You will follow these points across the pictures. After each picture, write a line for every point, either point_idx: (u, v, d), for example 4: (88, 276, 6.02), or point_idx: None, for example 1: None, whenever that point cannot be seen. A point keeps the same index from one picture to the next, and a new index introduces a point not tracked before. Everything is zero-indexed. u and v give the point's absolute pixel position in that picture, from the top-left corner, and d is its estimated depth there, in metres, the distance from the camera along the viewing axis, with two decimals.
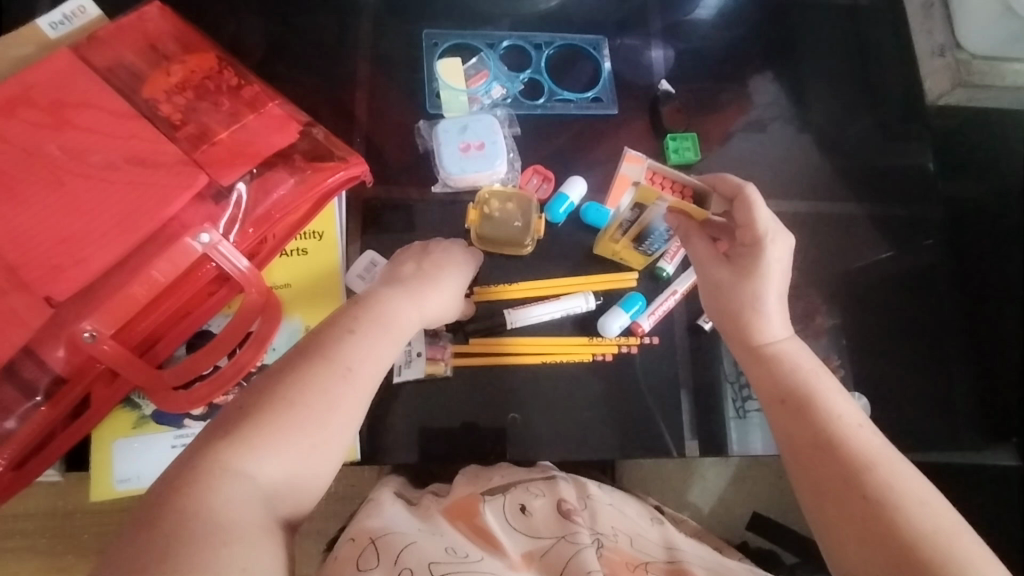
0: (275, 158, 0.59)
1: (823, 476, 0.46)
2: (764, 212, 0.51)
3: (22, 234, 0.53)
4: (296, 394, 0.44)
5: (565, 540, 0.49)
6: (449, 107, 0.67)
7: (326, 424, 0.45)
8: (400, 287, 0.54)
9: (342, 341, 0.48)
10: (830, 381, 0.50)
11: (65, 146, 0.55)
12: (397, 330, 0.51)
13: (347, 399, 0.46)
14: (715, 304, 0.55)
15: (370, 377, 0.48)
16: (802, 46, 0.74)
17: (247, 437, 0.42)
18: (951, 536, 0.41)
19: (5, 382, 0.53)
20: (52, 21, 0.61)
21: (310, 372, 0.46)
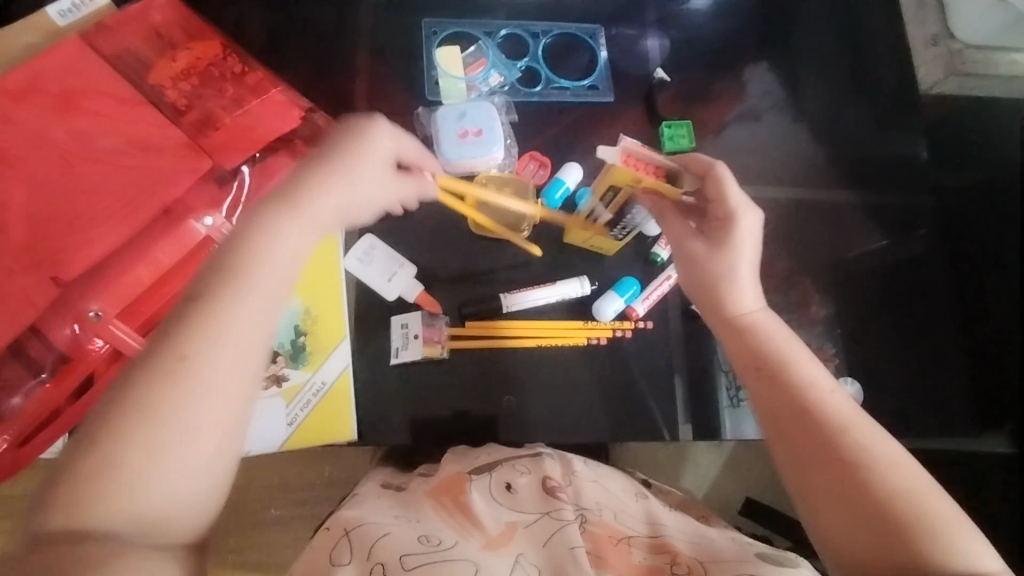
0: (276, 143, 0.61)
1: (800, 441, 0.48)
2: (735, 188, 0.54)
3: (31, 217, 0.55)
4: (129, 410, 0.38)
5: (549, 516, 0.51)
6: (447, 95, 0.69)
7: (189, 422, 0.39)
8: (256, 228, 0.44)
9: (182, 322, 0.40)
10: (798, 345, 0.53)
11: (73, 131, 0.57)
12: (244, 280, 0.42)
13: (188, 394, 0.39)
14: (688, 278, 0.57)
15: (212, 360, 0.40)
16: (797, 35, 0.74)
17: (87, 489, 0.37)
18: (921, 497, 0.45)
19: (12, 360, 0.55)
20: (61, 9, 0.63)
21: (139, 381, 0.39)
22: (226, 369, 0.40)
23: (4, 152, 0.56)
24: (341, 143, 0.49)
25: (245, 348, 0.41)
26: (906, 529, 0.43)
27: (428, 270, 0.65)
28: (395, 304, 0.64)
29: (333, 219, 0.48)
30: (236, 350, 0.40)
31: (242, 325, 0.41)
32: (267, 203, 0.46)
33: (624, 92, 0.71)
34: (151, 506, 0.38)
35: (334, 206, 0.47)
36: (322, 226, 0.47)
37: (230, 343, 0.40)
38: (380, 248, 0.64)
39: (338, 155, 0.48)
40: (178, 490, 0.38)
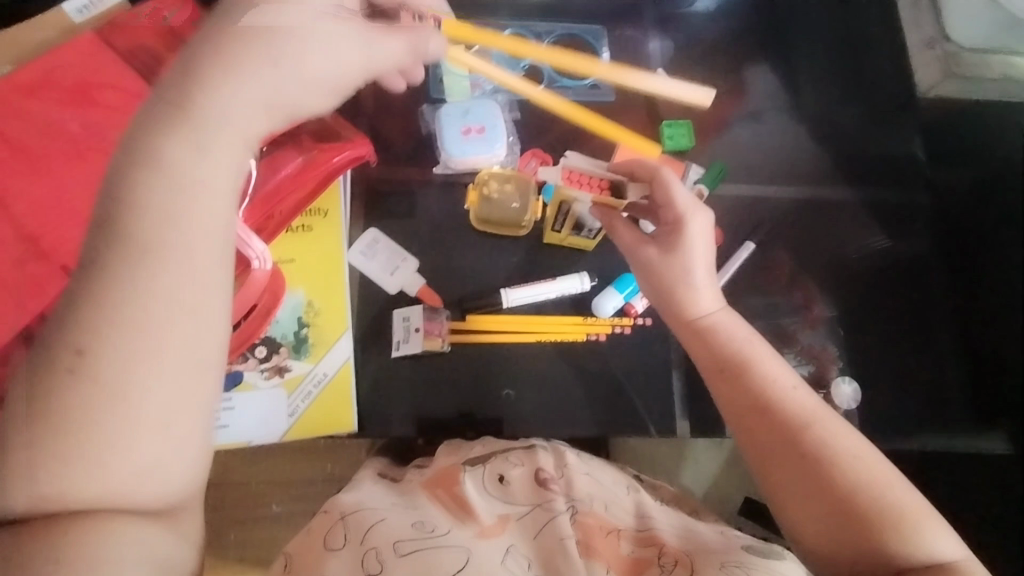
0: (284, 138, 0.63)
1: (765, 439, 0.53)
2: (681, 191, 0.57)
3: (43, 207, 0.56)
4: (46, 409, 0.37)
5: (540, 508, 0.53)
6: (451, 92, 0.69)
7: (131, 386, 0.38)
8: (162, 180, 0.41)
9: (109, 288, 0.39)
10: (762, 344, 0.57)
11: (86, 123, 0.59)
12: (148, 247, 0.40)
13: (105, 384, 0.38)
14: (648, 284, 0.60)
15: (120, 344, 0.38)
16: (797, 37, 0.75)
17: (34, 484, 0.37)
18: (884, 484, 0.49)
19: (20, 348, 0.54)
20: (76, 6, 0.64)
21: (44, 386, 0.37)
22: (145, 341, 0.39)
23: (18, 143, 0.57)
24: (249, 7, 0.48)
25: (174, 309, 0.40)
26: (870, 514, 0.48)
27: (431, 265, 0.66)
28: (397, 298, 0.65)
29: (258, 106, 0.46)
30: (160, 322, 0.39)
31: (166, 293, 0.40)
32: (160, 110, 0.43)
33: (626, 91, 0.72)
34: (101, 490, 0.38)
35: (269, 75, 0.46)
36: (253, 104, 0.45)
37: (146, 326, 0.39)
38: (383, 242, 0.66)
39: (239, 25, 0.46)
40: (135, 468, 0.38)
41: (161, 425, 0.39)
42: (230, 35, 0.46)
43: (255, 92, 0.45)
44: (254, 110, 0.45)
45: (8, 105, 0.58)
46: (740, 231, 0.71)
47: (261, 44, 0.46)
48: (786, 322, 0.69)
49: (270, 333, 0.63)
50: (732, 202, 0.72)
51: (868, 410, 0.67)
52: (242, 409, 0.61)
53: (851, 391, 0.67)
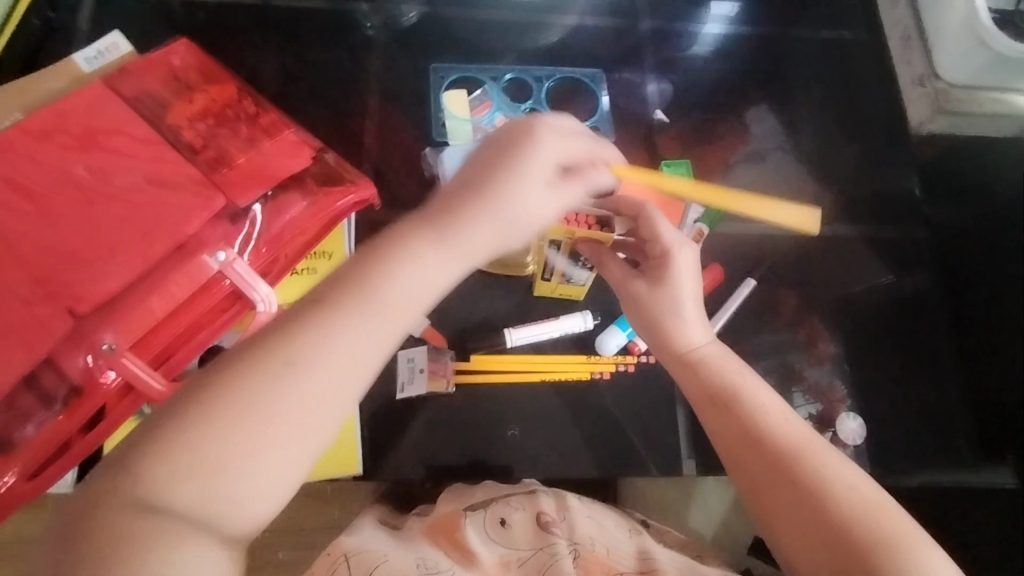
0: (288, 182, 0.63)
1: (756, 473, 0.53)
2: (665, 226, 0.58)
3: (50, 251, 0.56)
4: (221, 403, 0.40)
5: (543, 550, 0.54)
6: (453, 135, 0.70)
7: (287, 420, 0.41)
8: (401, 251, 0.45)
9: (319, 317, 0.43)
10: (751, 378, 0.57)
11: (92, 168, 0.59)
12: (372, 302, 0.44)
13: (291, 400, 0.41)
14: (637, 317, 0.60)
15: (314, 381, 0.42)
16: (792, 80, 0.77)
17: (176, 461, 0.39)
18: (879, 514, 0.49)
19: (25, 391, 0.55)
20: (86, 56, 0.66)
21: (247, 377, 0.41)
22: (328, 385, 0.42)
23: (27, 188, 0.58)
24: (528, 145, 0.47)
25: (346, 377, 0.42)
26: (866, 545, 0.48)
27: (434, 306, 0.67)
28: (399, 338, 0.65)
29: (495, 245, 0.47)
30: (343, 380, 0.42)
31: (351, 354, 0.43)
32: (425, 220, 0.46)
33: (625, 134, 0.73)
34: (209, 499, 0.40)
35: (523, 220, 0.46)
36: (482, 241, 0.46)
37: (323, 375, 0.42)
38: None
39: (501, 172, 0.46)
40: (253, 494, 0.40)
41: (288, 468, 0.41)
42: (488, 181, 0.46)
43: (500, 222, 0.46)
44: (483, 249, 0.46)
45: (17, 151, 0.58)
46: (741, 269, 0.71)
47: (524, 198, 0.46)
48: (791, 360, 0.69)
49: None
50: (734, 239, 0.72)
51: (876, 445, 0.67)
52: None
53: (856, 425, 0.67)
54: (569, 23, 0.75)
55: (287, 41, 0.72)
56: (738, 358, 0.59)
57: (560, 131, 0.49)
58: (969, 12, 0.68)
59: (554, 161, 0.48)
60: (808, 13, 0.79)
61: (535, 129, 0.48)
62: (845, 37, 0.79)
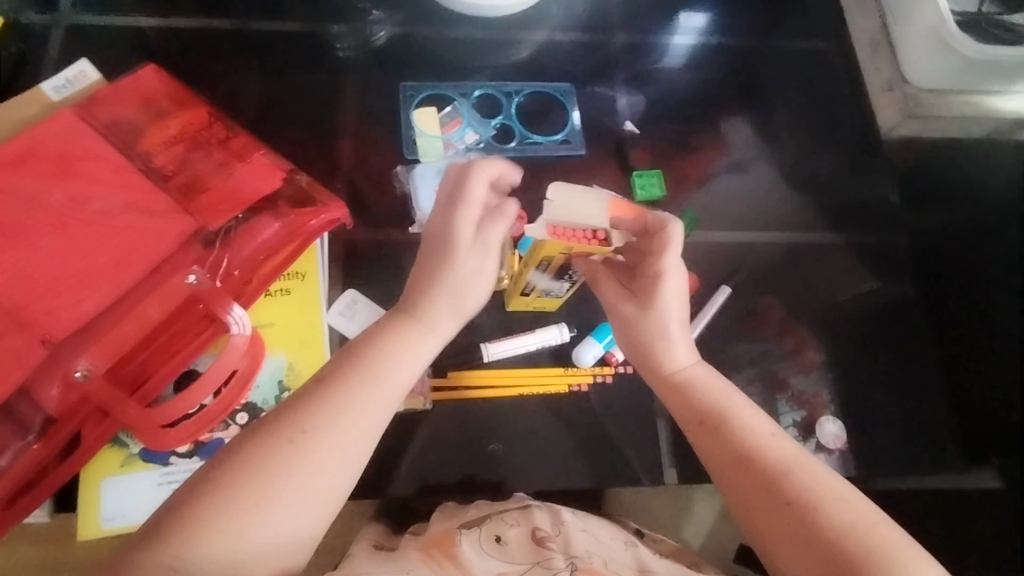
0: (260, 205, 0.64)
1: (747, 490, 0.52)
2: (668, 253, 0.56)
3: (18, 280, 0.56)
4: (254, 465, 0.45)
5: (539, 565, 0.51)
6: (425, 153, 0.70)
7: (309, 483, 0.46)
8: (383, 339, 0.52)
9: (324, 393, 0.49)
10: (740, 398, 0.57)
11: (64, 199, 0.59)
12: (374, 370, 0.50)
13: (307, 466, 0.46)
14: (625, 338, 0.60)
15: (325, 441, 0.47)
16: (765, 91, 0.78)
17: (205, 549, 0.43)
18: (870, 528, 0.49)
19: (0, 422, 0.55)
20: (55, 85, 0.66)
21: (263, 450, 0.46)
22: (336, 458, 0.47)
23: None
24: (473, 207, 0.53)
25: (356, 435, 0.48)
26: (859, 557, 0.47)
27: None
28: None
29: (454, 311, 0.54)
30: (349, 437, 0.48)
31: (362, 414, 0.49)
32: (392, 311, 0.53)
33: (599, 147, 0.73)
34: (246, 562, 0.43)
35: (471, 284, 0.53)
36: (450, 302, 0.53)
37: (337, 441, 0.47)
38: (363, 301, 0.65)
39: (455, 242, 0.53)
40: (281, 560, 0.45)
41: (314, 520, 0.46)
42: (448, 249, 0.53)
43: (450, 295, 0.53)
44: (450, 313, 0.53)
45: None
46: (718, 276, 0.71)
47: (480, 258, 0.53)
48: (776, 368, 0.69)
49: (251, 399, 0.62)
50: (712, 247, 0.72)
51: (860, 450, 0.67)
52: None
53: (836, 429, 0.67)
54: (539, 39, 0.76)
55: (257, 65, 0.72)
56: (725, 377, 0.59)
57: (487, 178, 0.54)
58: (936, 19, 0.69)
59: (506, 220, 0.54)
60: (777, 21, 0.80)
61: (475, 196, 0.53)
62: (818, 47, 0.79)
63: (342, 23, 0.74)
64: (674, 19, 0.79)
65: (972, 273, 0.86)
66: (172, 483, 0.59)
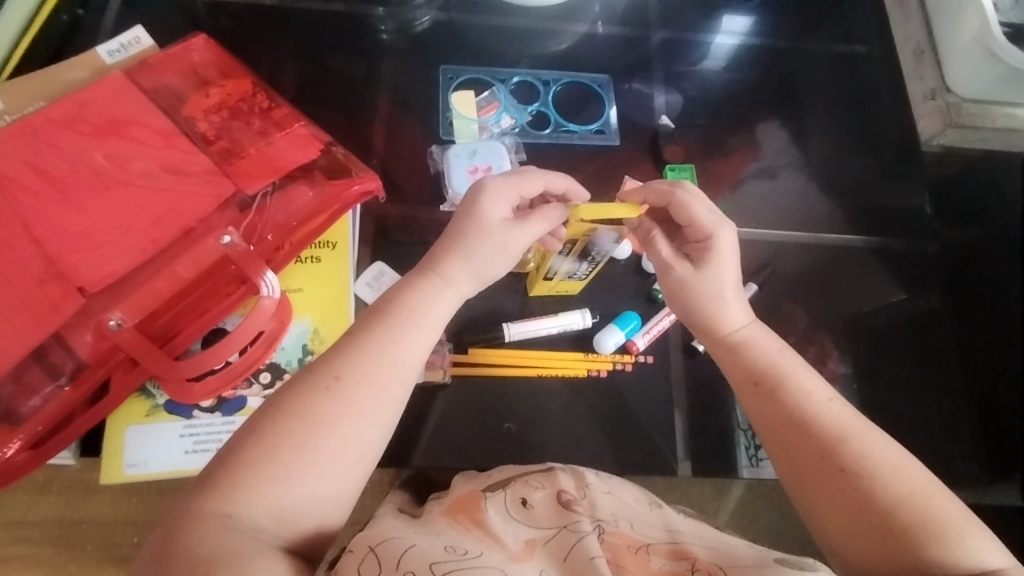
0: (296, 172, 0.65)
1: (800, 456, 0.51)
2: (701, 207, 0.57)
3: (63, 229, 0.59)
4: (297, 411, 0.48)
5: (567, 529, 0.50)
6: (460, 135, 0.72)
7: (344, 429, 0.48)
8: (415, 299, 0.54)
9: (350, 350, 0.51)
10: (797, 361, 0.56)
11: (110, 155, 0.62)
12: (404, 323, 0.53)
13: (341, 410, 0.49)
14: (681, 305, 0.59)
15: (359, 388, 0.50)
16: (802, 96, 0.77)
17: (248, 483, 0.46)
18: (925, 499, 0.48)
19: (34, 365, 0.57)
20: (110, 49, 0.69)
21: (303, 397, 0.49)
22: (369, 399, 0.50)
23: (47, 171, 0.60)
24: (499, 194, 0.56)
25: (390, 384, 0.51)
26: (913, 527, 0.47)
27: None
28: None
29: (470, 284, 0.56)
30: (383, 384, 0.50)
31: (394, 366, 0.51)
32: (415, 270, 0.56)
33: (632, 140, 0.74)
34: (289, 504, 0.46)
35: (488, 261, 0.55)
36: (471, 275, 0.56)
37: (368, 388, 0.50)
38: (389, 275, 0.67)
39: (479, 224, 0.55)
40: (319, 502, 0.47)
41: (352, 463, 0.48)
42: (471, 229, 0.55)
43: (467, 269, 0.55)
44: (467, 283, 0.56)
45: (40, 138, 0.61)
46: (745, 274, 0.71)
47: (496, 247, 0.55)
48: None
49: (275, 359, 0.63)
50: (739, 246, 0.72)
51: None
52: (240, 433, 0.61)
53: None
54: (580, 31, 0.77)
55: (303, 43, 0.74)
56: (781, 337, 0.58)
57: (507, 177, 0.56)
58: (980, 27, 0.69)
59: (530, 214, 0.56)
60: (817, 28, 0.80)
61: (501, 189, 0.56)
62: (859, 51, 0.79)
63: (386, 6, 0.76)
64: (715, 19, 0.79)
65: None
66: (194, 437, 0.61)
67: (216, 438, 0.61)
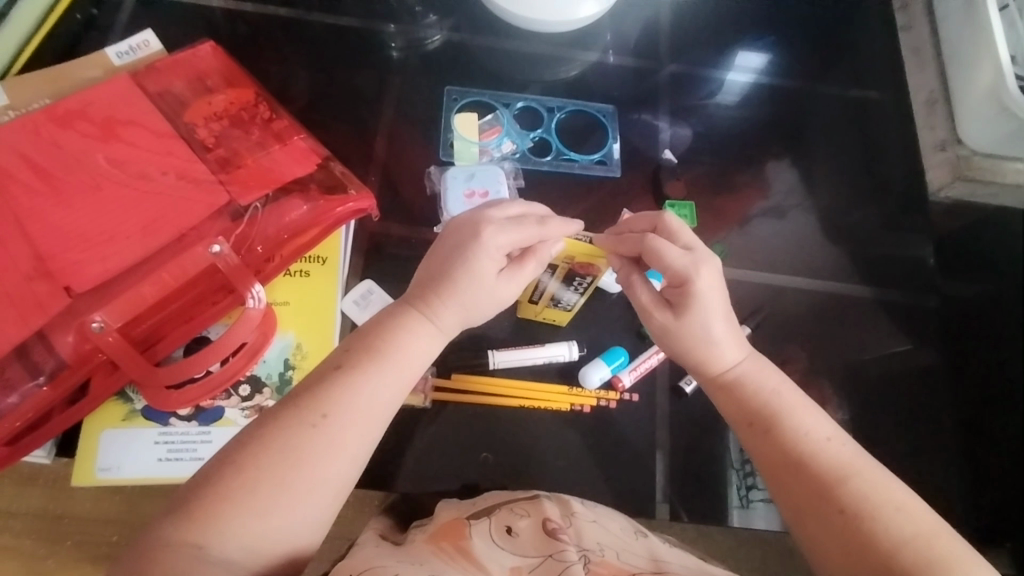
0: (291, 185, 0.65)
1: (799, 498, 0.50)
2: (672, 254, 0.54)
3: (55, 229, 0.59)
4: (280, 446, 0.47)
5: (552, 559, 0.48)
6: (460, 156, 0.71)
7: (324, 467, 0.47)
8: (399, 341, 0.53)
9: (334, 386, 0.50)
10: (795, 395, 0.54)
11: (110, 157, 0.62)
12: (392, 361, 0.52)
13: (326, 448, 0.48)
14: (667, 347, 0.57)
15: (347, 425, 0.49)
16: (812, 138, 0.76)
17: (222, 514, 0.45)
18: (928, 540, 0.46)
19: (15, 362, 0.57)
20: (118, 51, 0.69)
21: (282, 429, 0.48)
22: (352, 437, 0.49)
23: (46, 168, 0.61)
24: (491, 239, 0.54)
25: (374, 418, 0.50)
26: (917, 568, 0.44)
27: None
28: None
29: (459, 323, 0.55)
30: (366, 421, 0.50)
31: (376, 404, 0.50)
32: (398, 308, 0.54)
33: (634, 172, 0.73)
34: (267, 541, 0.45)
35: (482, 303, 0.55)
36: (459, 316, 0.55)
37: (350, 426, 0.49)
38: (377, 294, 0.66)
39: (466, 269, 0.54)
40: (297, 537, 0.46)
41: (331, 499, 0.48)
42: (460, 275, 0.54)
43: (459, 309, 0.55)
44: (456, 323, 0.55)
45: (41, 135, 0.62)
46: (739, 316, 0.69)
47: (489, 290, 0.55)
48: None
49: (256, 372, 0.63)
50: (736, 286, 0.70)
51: None
52: (216, 443, 0.61)
53: None
54: (589, 59, 0.77)
55: (313, 55, 0.74)
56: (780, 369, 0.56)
57: (505, 225, 0.55)
58: (994, 79, 0.68)
59: (525, 263, 0.56)
60: (832, 70, 0.79)
61: (494, 235, 0.54)
62: (871, 97, 0.78)
63: (398, 24, 0.76)
64: (730, 56, 0.78)
65: (1003, 353, 0.83)
66: (168, 445, 0.61)
67: (189, 447, 0.61)
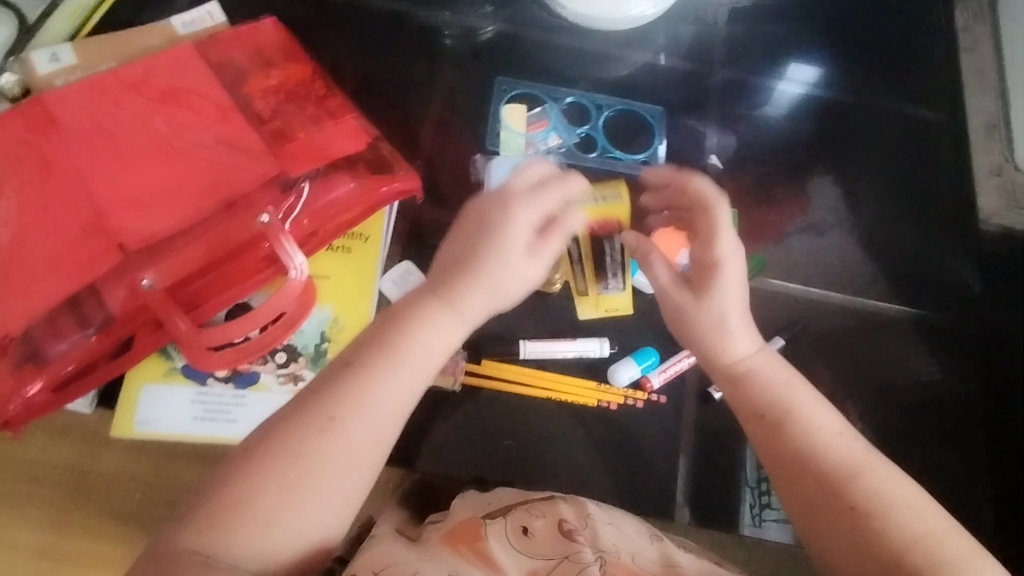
0: (341, 162, 0.67)
1: (813, 497, 0.49)
2: (718, 237, 0.55)
3: (113, 187, 0.61)
4: (285, 453, 0.48)
5: (568, 560, 0.50)
6: (506, 146, 0.72)
7: (330, 473, 0.48)
8: (415, 329, 0.52)
9: (346, 386, 0.50)
10: (808, 392, 0.54)
11: (169, 121, 0.64)
12: (406, 364, 0.51)
13: (333, 455, 0.48)
14: (685, 335, 0.57)
15: (355, 428, 0.49)
16: (861, 154, 0.76)
17: (231, 526, 0.46)
18: (940, 537, 0.46)
19: (67, 312, 0.60)
20: (183, 20, 0.71)
21: (290, 433, 0.48)
22: (363, 441, 0.49)
23: (107, 127, 0.63)
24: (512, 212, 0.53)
25: (383, 423, 0.50)
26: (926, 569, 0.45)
27: None
28: None
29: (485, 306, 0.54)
30: (376, 425, 0.50)
31: (382, 408, 0.50)
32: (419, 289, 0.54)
33: None
34: (276, 551, 0.47)
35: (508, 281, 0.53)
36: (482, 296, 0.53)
37: (358, 430, 0.49)
38: (416, 275, 0.67)
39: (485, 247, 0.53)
40: (307, 544, 0.48)
41: (342, 502, 0.49)
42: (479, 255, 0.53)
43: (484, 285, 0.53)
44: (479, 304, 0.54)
45: (106, 94, 0.64)
46: (773, 326, 0.69)
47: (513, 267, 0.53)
48: None
49: (293, 341, 0.65)
50: (771, 297, 0.70)
51: None
52: (249, 407, 0.63)
53: None
54: (642, 59, 0.77)
55: (370, 36, 0.76)
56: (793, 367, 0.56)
57: (529, 197, 0.54)
58: None
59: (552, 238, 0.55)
60: (887, 86, 0.78)
61: (514, 209, 0.53)
62: (926, 117, 0.77)
63: (453, 10, 0.76)
64: (785, 65, 0.78)
65: None
66: (205, 404, 0.63)
67: (224, 408, 0.63)
